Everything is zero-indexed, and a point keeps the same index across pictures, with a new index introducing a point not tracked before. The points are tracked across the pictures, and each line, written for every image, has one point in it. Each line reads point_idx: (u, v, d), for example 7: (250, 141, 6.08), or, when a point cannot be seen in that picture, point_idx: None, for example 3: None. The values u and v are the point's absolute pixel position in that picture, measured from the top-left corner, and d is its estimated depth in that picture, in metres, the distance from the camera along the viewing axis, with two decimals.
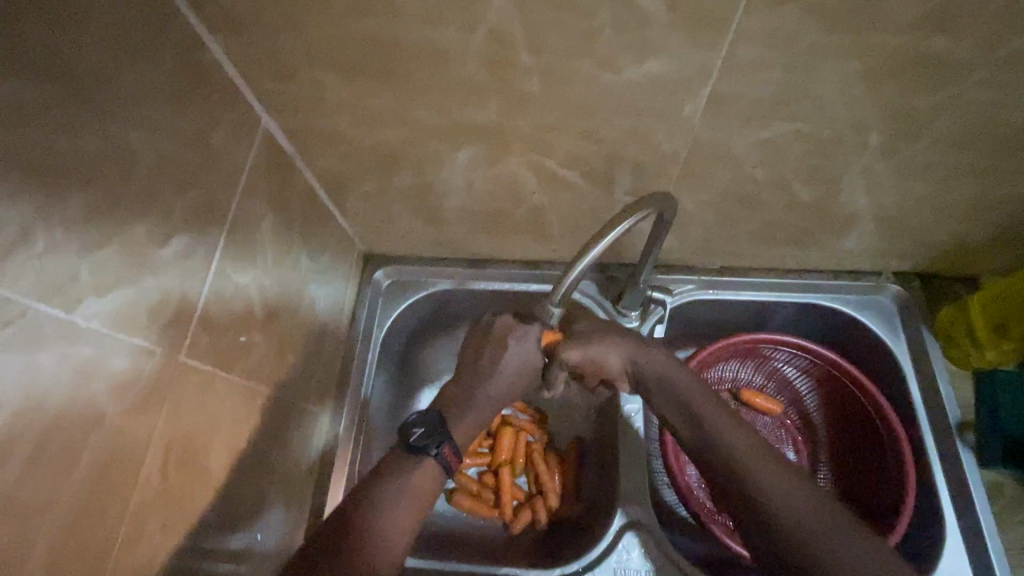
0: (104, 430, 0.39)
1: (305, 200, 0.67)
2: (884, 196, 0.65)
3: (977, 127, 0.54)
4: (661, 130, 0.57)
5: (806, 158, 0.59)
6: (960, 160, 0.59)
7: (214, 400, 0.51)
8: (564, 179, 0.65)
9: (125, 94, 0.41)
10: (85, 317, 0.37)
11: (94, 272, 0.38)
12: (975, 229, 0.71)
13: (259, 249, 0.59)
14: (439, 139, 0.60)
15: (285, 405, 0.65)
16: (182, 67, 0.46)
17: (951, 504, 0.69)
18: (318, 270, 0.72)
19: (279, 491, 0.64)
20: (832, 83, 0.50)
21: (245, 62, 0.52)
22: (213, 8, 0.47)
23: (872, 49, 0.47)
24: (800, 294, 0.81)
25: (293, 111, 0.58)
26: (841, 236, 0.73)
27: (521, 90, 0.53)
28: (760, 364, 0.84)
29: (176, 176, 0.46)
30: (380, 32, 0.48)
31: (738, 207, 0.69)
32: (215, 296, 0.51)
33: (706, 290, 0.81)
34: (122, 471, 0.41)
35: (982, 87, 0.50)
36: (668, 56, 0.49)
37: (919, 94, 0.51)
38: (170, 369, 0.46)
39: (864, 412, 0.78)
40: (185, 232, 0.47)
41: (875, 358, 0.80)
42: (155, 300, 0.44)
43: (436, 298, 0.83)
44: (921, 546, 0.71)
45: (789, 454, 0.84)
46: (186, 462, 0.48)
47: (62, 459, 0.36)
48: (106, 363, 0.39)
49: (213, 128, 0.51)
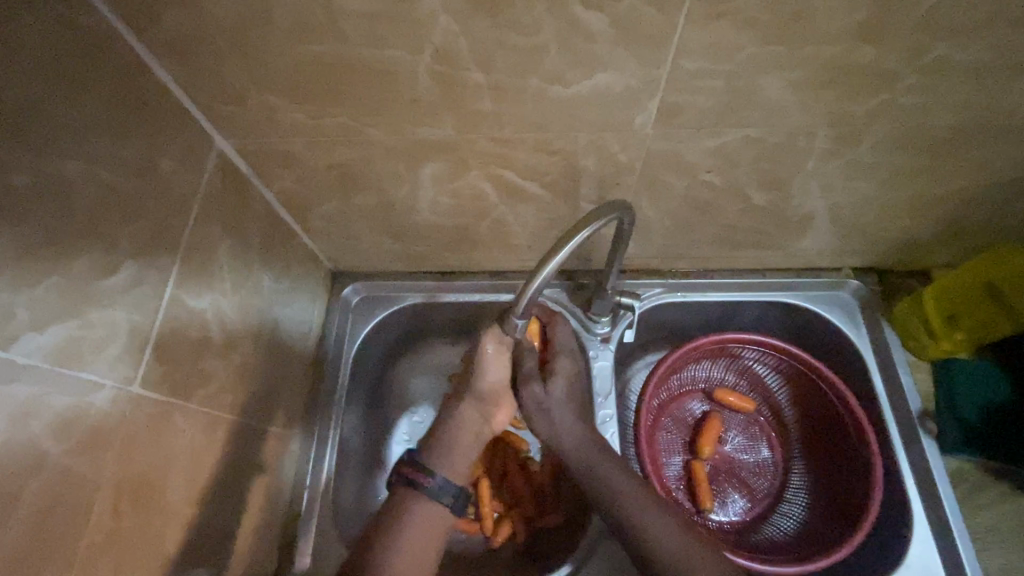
0: (47, 471, 0.38)
1: (264, 221, 0.67)
2: (835, 197, 0.67)
3: (915, 130, 0.57)
4: (615, 141, 0.58)
5: (757, 163, 0.61)
6: (902, 161, 0.61)
7: (172, 431, 0.50)
8: (525, 190, 0.65)
9: (61, 124, 0.40)
10: (22, 356, 0.36)
11: (30, 308, 0.37)
12: (923, 225, 0.73)
13: (216, 274, 0.58)
14: (396, 157, 0.60)
15: (252, 431, 0.64)
16: (122, 95, 0.46)
17: (914, 492, 0.71)
18: (282, 292, 0.71)
19: (247, 517, 0.62)
20: (774, 90, 0.52)
21: (192, 87, 0.52)
22: (153, 33, 0.47)
23: (808, 58, 0.48)
24: (764, 294, 0.83)
25: (246, 134, 0.58)
26: (798, 236, 0.76)
27: (473, 107, 0.53)
28: (730, 363, 0.86)
29: (121, 205, 0.45)
30: (327, 54, 0.48)
31: (697, 212, 0.70)
32: (169, 326, 0.50)
33: (673, 293, 0.83)
34: (68, 514, 0.39)
35: (915, 92, 0.52)
36: (614, 70, 0.50)
37: (856, 101, 0.53)
38: (122, 404, 0.44)
39: (831, 407, 0.80)
40: (133, 262, 0.46)
41: (839, 353, 0.82)
42: (101, 334, 0.42)
43: (408, 312, 0.83)
44: (888, 534, 0.73)
45: (763, 451, 0.86)
46: (142, 498, 0.47)
47: (1, 506, 0.34)
48: (46, 403, 0.38)
49: (160, 154, 0.50)
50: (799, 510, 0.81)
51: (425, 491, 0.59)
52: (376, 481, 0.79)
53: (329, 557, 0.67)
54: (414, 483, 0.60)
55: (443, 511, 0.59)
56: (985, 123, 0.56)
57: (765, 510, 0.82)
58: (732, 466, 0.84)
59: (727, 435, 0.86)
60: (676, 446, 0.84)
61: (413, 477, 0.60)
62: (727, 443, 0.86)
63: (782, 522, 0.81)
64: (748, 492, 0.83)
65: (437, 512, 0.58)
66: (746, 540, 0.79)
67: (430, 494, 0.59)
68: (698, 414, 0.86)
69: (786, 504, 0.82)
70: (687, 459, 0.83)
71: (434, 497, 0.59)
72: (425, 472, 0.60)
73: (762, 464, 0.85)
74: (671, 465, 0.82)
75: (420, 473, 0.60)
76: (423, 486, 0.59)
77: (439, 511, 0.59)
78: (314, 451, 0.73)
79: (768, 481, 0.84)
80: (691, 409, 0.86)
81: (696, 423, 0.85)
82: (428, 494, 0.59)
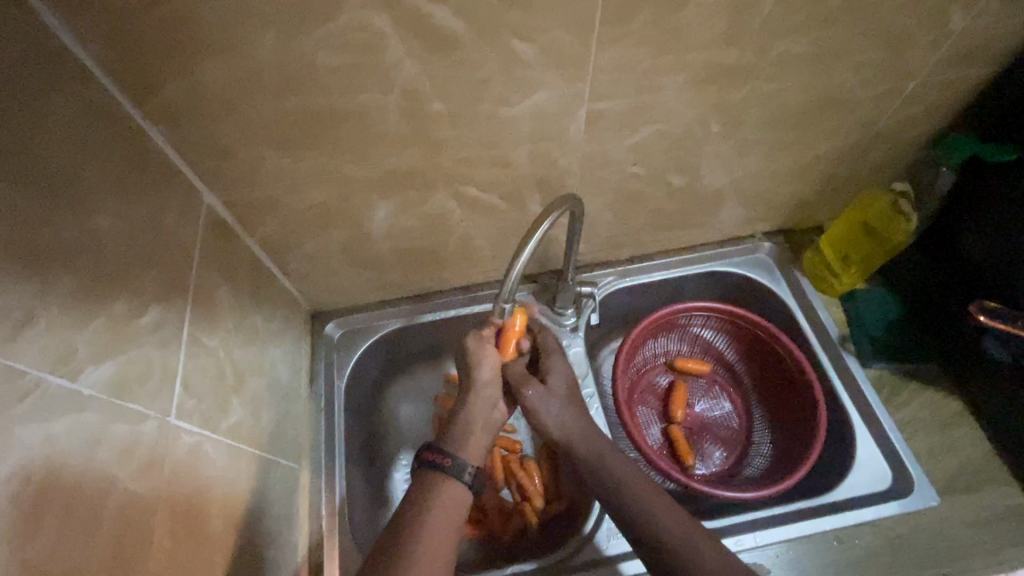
0: (118, 493, 0.41)
1: (250, 266, 0.72)
2: (735, 172, 0.82)
3: (781, 109, 0.73)
4: (555, 149, 0.69)
5: (671, 151, 0.75)
6: (778, 134, 0.77)
7: (205, 462, 0.54)
8: (486, 204, 0.75)
9: (92, 187, 0.45)
10: (87, 387, 0.41)
11: (89, 344, 0.42)
12: (808, 187, 0.90)
13: (220, 315, 0.62)
14: (370, 189, 0.68)
15: (267, 464, 0.67)
16: (130, 159, 0.51)
17: (850, 402, 0.85)
18: (272, 332, 0.75)
19: (273, 545, 0.64)
20: (671, 91, 0.65)
21: (185, 148, 0.58)
22: (152, 103, 0.53)
23: (691, 62, 0.63)
24: (697, 267, 0.97)
25: (231, 185, 0.64)
26: (715, 211, 0.90)
27: (435, 134, 0.63)
28: (682, 334, 0.98)
29: (143, 253, 0.50)
30: (307, 104, 0.57)
31: (631, 202, 0.83)
32: (191, 363, 0.54)
33: (623, 279, 0.95)
34: (138, 536, 0.42)
35: (773, 79, 0.68)
36: (547, 90, 0.61)
37: (734, 91, 0.68)
38: (166, 432, 0.48)
39: (770, 352, 0.93)
40: (157, 304, 0.50)
41: (768, 305, 0.97)
42: (142, 367, 0.47)
43: (389, 339, 0.89)
44: (837, 443, 0.85)
45: (726, 405, 0.97)
46: (191, 522, 0.49)
47: (87, 524, 0.38)
48: (110, 429, 0.42)
49: (165, 209, 0.55)
50: (766, 449, 0.93)
51: (445, 470, 0.64)
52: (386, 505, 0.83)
53: None
54: (435, 466, 0.64)
55: (464, 493, 0.64)
56: (830, 95, 0.73)
57: (739, 455, 0.93)
58: (703, 423, 0.95)
59: (694, 398, 0.97)
60: (653, 417, 0.94)
61: (432, 459, 0.65)
62: (695, 405, 0.97)
63: (755, 461, 0.92)
64: (722, 442, 0.94)
65: (450, 492, 0.63)
66: (729, 484, 0.90)
67: (451, 473, 0.64)
68: (665, 384, 0.97)
69: (755, 445, 0.94)
70: (665, 426, 0.93)
71: (455, 475, 0.64)
72: (446, 454, 0.65)
73: (727, 416, 0.96)
74: (652, 434, 0.92)
75: (440, 456, 0.65)
76: (444, 466, 0.64)
77: (459, 496, 0.63)
78: (325, 483, 0.75)
79: (736, 430, 0.95)
80: (659, 382, 0.97)
81: (666, 393, 0.96)
82: (449, 473, 0.64)
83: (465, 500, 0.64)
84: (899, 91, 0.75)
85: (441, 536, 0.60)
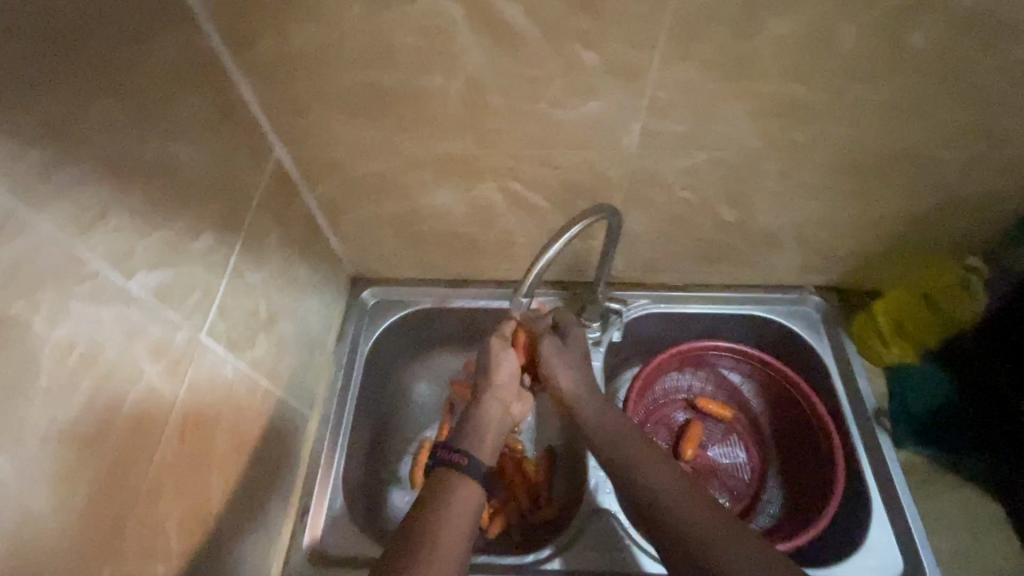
0: (142, 385, 0.46)
1: (305, 220, 0.77)
2: (791, 216, 0.79)
3: (850, 157, 0.70)
4: (605, 160, 0.70)
5: (724, 182, 0.73)
6: (843, 184, 0.74)
7: (224, 383, 0.59)
8: (530, 203, 0.77)
9: (179, 118, 0.51)
10: (136, 287, 0.46)
11: (145, 251, 0.47)
12: (871, 246, 0.85)
13: (267, 257, 0.68)
14: (423, 169, 0.72)
15: (280, 402, 0.71)
16: (217, 101, 0.58)
17: (873, 480, 0.79)
18: (312, 285, 0.81)
19: (271, 476, 0.69)
20: (731, 120, 0.65)
21: (267, 101, 0.64)
22: (246, 56, 0.59)
23: (756, 94, 0.62)
24: (737, 308, 0.93)
25: (302, 142, 0.69)
26: (765, 253, 0.87)
27: (491, 125, 0.66)
28: (709, 373, 0.95)
29: (209, 184, 0.55)
30: (378, 77, 0.61)
31: (676, 226, 0.82)
32: (231, 291, 0.60)
33: (657, 304, 0.93)
34: (151, 426, 0.47)
35: (844, 124, 0.65)
36: (604, 99, 0.63)
37: (800, 130, 0.66)
38: (195, 344, 0.53)
39: (798, 410, 0.88)
40: (212, 231, 0.56)
41: (805, 362, 0.92)
42: (187, 283, 0.52)
43: (416, 316, 0.92)
44: (852, 521, 0.79)
45: (741, 456, 0.93)
46: (201, 431, 0.54)
47: (111, 402, 0.43)
48: (147, 328, 0.47)
49: (238, 151, 0.61)
50: (774, 511, 0.88)
51: (461, 468, 0.61)
52: (381, 472, 0.86)
53: (336, 532, 0.72)
54: (450, 463, 0.62)
55: (478, 493, 0.61)
56: (906, 151, 0.69)
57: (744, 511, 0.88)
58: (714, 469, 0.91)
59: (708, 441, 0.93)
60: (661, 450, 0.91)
61: (447, 457, 0.62)
62: (709, 448, 0.93)
63: (760, 521, 0.87)
64: (729, 493, 0.89)
65: (460, 488, 0.60)
66: None
67: (467, 471, 0.61)
68: (681, 421, 0.94)
69: (763, 505, 0.89)
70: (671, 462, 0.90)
71: (471, 473, 0.61)
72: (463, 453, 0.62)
73: (740, 468, 0.92)
74: None
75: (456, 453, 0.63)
76: (461, 464, 0.61)
77: (473, 496, 0.60)
78: (328, 435, 0.79)
79: (747, 485, 0.91)
80: (675, 417, 0.94)
81: (680, 430, 0.93)
82: (465, 472, 0.61)
83: (477, 501, 0.60)
84: (986, 160, 0.70)
85: (451, 534, 0.56)
